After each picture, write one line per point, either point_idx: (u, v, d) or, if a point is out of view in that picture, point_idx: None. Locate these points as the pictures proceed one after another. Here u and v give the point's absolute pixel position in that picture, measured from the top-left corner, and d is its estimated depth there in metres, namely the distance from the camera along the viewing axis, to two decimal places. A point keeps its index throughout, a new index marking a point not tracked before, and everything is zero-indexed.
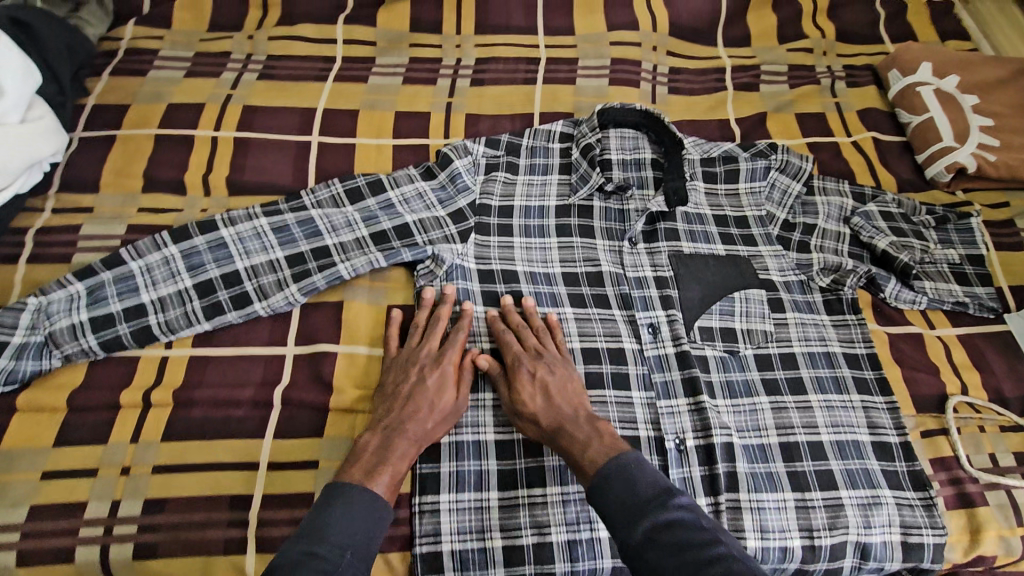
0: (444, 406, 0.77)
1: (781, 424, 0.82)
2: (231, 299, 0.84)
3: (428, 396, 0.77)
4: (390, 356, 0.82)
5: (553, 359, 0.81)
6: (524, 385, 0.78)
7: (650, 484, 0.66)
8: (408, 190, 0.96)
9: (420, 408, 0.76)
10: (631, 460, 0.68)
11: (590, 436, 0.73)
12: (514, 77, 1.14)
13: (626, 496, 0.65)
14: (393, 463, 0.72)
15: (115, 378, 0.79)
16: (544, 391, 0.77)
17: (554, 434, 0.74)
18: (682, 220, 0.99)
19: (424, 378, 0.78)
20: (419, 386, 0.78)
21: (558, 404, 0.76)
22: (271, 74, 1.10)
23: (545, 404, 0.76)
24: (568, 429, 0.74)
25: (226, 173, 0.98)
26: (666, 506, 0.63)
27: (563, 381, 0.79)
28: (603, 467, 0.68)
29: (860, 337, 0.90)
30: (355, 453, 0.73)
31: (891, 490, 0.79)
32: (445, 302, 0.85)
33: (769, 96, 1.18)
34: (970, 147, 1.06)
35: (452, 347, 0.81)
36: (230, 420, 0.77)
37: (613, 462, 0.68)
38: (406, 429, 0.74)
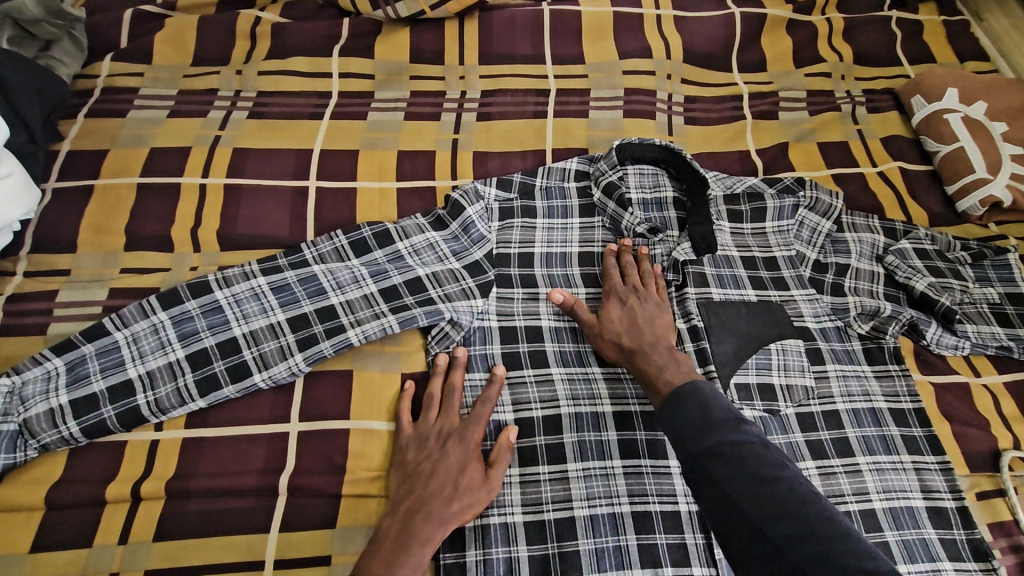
0: (472, 481, 0.70)
1: (831, 491, 0.76)
2: (227, 370, 0.76)
3: (453, 473, 0.70)
4: (403, 432, 0.75)
5: (646, 295, 0.84)
6: (613, 314, 0.81)
7: (726, 415, 0.65)
8: (418, 240, 0.90)
9: (447, 485, 0.69)
10: (707, 390, 0.68)
11: (666, 361, 0.75)
12: (523, 109, 1.07)
13: (695, 409, 0.66)
14: (417, 553, 0.64)
15: (98, 468, 0.71)
16: (630, 319, 0.81)
17: (631, 355, 0.77)
18: (710, 264, 0.93)
19: (447, 453, 0.71)
20: (441, 464, 0.71)
21: (642, 330, 0.79)
22: (263, 112, 1.02)
23: (626, 329, 0.80)
24: (646, 354, 0.76)
25: (217, 225, 0.89)
26: (735, 428, 0.63)
27: (652, 314, 0.81)
28: (682, 386, 0.69)
29: (905, 391, 0.84)
30: (375, 542, 0.66)
31: (952, 562, 0.73)
32: (459, 365, 0.79)
33: (789, 124, 1.13)
34: (1004, 178, 1.01)
35: (478, 413, 0.74)
36: (231, 511, 0.70)
37: (692, 385, 0.69)
38: (430, 513, 0.67)
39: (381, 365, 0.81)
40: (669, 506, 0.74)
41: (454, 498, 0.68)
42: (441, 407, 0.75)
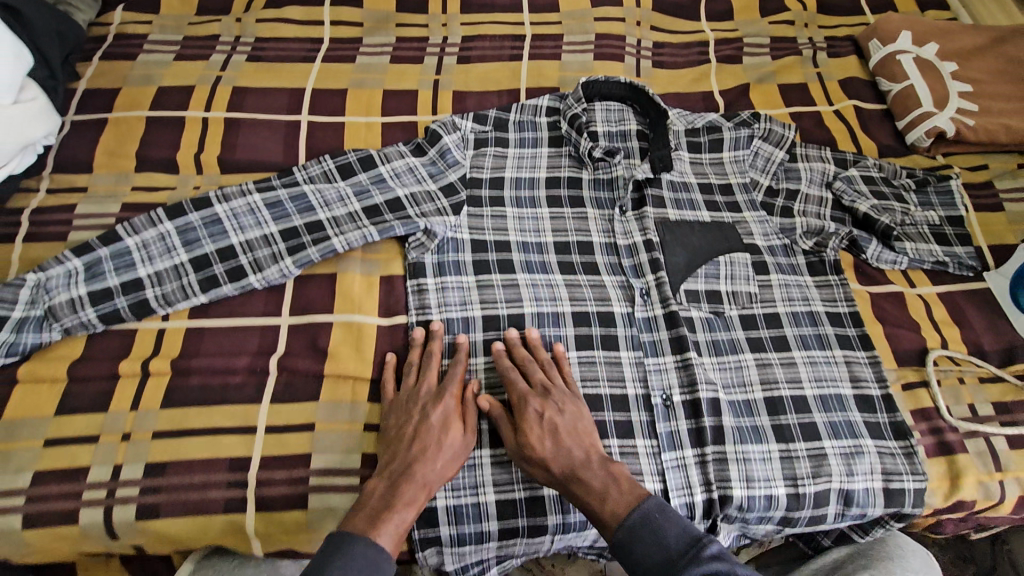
0: (452, 443, 0.73)
1: (765, 379, 0.84)
2: (226, 272, 0.85)
3: (431, 433, 0.73)
4: (389, 401, 0.78)
5: (554, 400, 0.77)
6: (529, 428, 0.74)
7: (676, 540, 0.65)
8: (399, 164, 0.98)
9: (426, 448, 0.72)
10: (646, 513, 0.67)
11: (605, 485, 0.70)
12: (499, 53, 1.15)
13: (647, 547, 0.65)
14: (402, 509, 0.68)
15: (114, 349, 0.81)
16: (553, 434, 0.74)
17: (566, 481, 0.72)
18: (668, 188, 1.00)
19: (426, 417, 0.75)
20: (421, 426, 0.74)
21: (567, 446, 0.73)
22: (260, 56, 1.11)
23: (547, 446, 0.73)
24: (581, 476, 0.71)
25: (218, 152, 0.99)
26: (698, 559, 0.63)
27: (573, 421, 0.76)
28: (631, 518, 0.67)
29: (843, 297, 0.92)
30: (361, 502, 0.70)
31: (873, 440, 0.81)
32: (438, 336, 0.82)
33: (751, 68, 1.20)
34: (949, 112, 1.08)
35: (451, 387, 0.77)
36: (228, 387, 0.79)
37: (636, 511, 0.67)
38: (413, 473, 0.70)
39: (362, 270, 0.90)
40: (618, 391, 0.83)
41: (434, 457, 0.72)
42: (419, 374, 0.79)
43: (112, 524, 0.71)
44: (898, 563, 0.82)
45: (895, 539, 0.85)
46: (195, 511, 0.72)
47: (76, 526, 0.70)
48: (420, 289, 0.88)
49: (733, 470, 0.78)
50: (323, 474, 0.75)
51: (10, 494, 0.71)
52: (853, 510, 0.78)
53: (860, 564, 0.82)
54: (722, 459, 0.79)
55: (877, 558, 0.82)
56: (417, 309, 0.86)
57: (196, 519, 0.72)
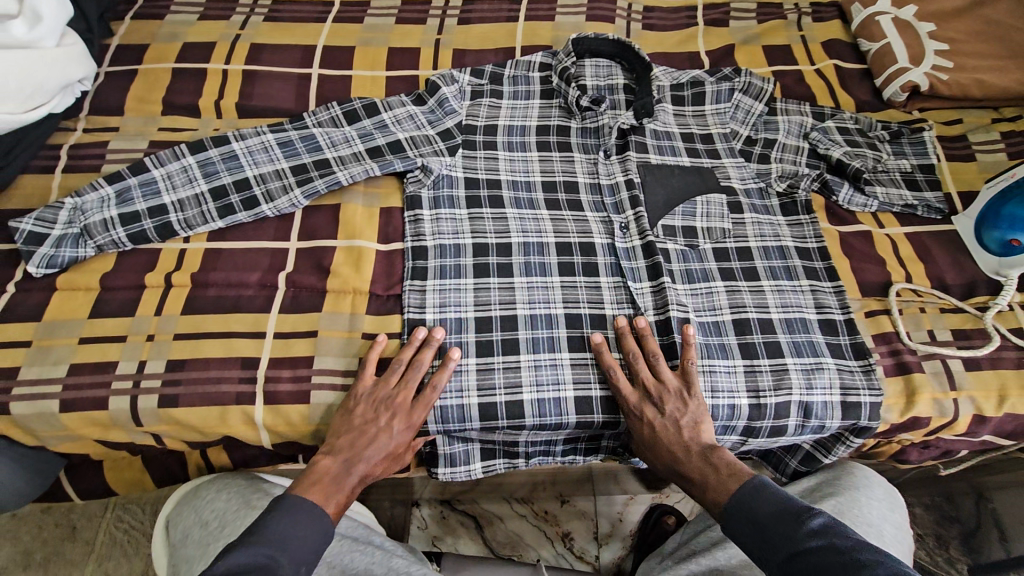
0: (400, 456, 0.81)
1: (734, 304, 0.91)
2: (241, 201, 0.94)
3: (394, 442, 0.79)
4: (362, 385, 0.81)
5: (659, 395, 0.82)
6: (640, 428, 0.82)
7: (781, 513, 0.71)
8: (400, 112, 1.05)
9: (384, 451, 0.78)
10: (751, 491, 0.74)
11: (704, 475, 0.79)
12: (498, 15, 1.23)
13: (754, 520, 0.72)
14: (347, 494, 0.76)
15: (139, 264, 0.90)
16: (655, 432, 0.81)
17: (671, 470, 0.81)
18: (651, 136, 1.07)
19: (391, 425, 0.79)
20: (384, 431, 0.78)
21: (671, 444, 0.81)
22: (276, 16, 1.20)
23: (653, 442, 0.81)
24: (683, 469, 0.80)
25: (236, 99, 1.08)
26: (803, 536, 0.68)
27: (677, 416, 0.81)
28: (736, 497, 0.75)
29: (812, 234, 0.98)
30: (309, 474, 0.77)
31: (834, 358, 0.88)
32: (433, 345, 0.83)
33: (738, 30, 1.26)
34: (924, 67, 1.13)
35: (423, 408, 0.80)
36: (241, 298, 0.88)
37: (742, 488, 0.75)
38: (364, 468, 0.78)
39: (363, 202, 0.98)
40: (597, 311, 0.91)
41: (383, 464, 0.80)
42: (404, 381, 0.81)
43: (138, 410, 0.80)
44: (861, 491, 0.87)
45: (859, 469, 0.91)
46: (210, 401, 0.80)
47: (106, 411, 0.80)
48: (416, 219, 0.95)
49: (700, 381, 0.85)
50: (325, 373, 0.83)
51: (50, 382, 0.80)
52: (812, 421, 0.85)
53: (826, 492, 0.88)
54: None
55: (840, 486, 0.88)
56: (413, 236, 0.94)
57: (211, 409, 0.80)
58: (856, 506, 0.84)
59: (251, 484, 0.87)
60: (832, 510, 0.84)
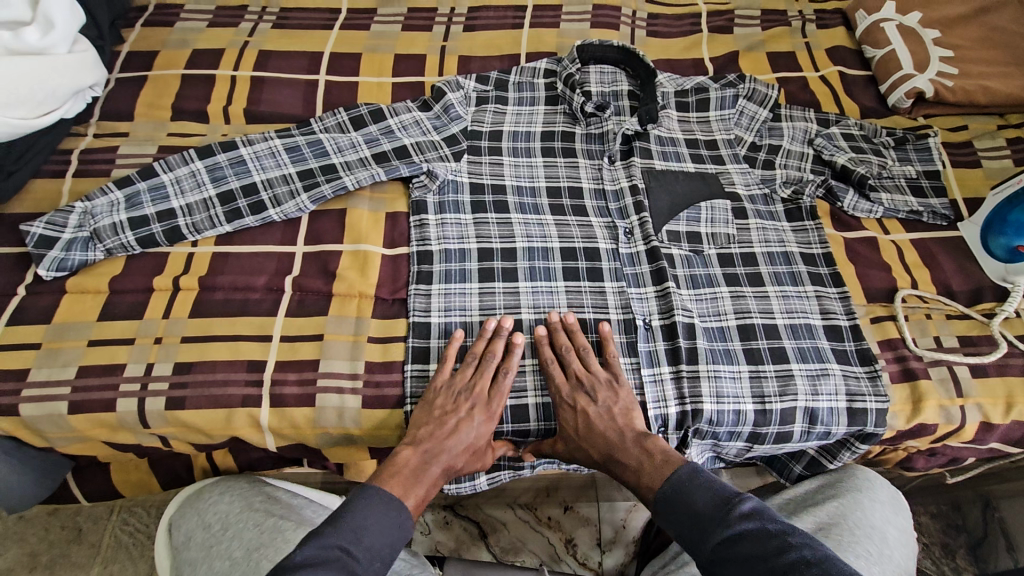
0: (483, 450, 0.80)
1: (739, 309, 0.91)
2: (249, 206, 0.94)
3: (474, 434, 0.79)
4: (438, 378, 0.82)
5: (589, 385, 0.83)
6: (568, 419, 0.81)
7: (712, 499, 0.71)
8: (406, 118, 1.06)
9: (467, 443, 0.78)
10: (681, 477, 0.74)
11: (641, 459, 0.77)
12: (503, 22, 1.24)
13: (684, 506, 0.72)
14: (428, 486, 0.75)
15: (148, 268, 0.91)
16: (587, 421, 0.80)
17: (606, 459, 0.80)
18: (655, 141, 1.07)
19: (472, 416, 0.80)
20: (465, 422, 0.79)
21: (604, 433, 0.80)
22: (284, 24, 1.22)
23: (583, 432, 0.80)
24: (617, 456, 0.79)
25: (244, 105, 1.09)
26: (732, 519, 0.68)
27: (607, 406, 0.81)
28: (666, 483, 0.74)
29: (817, 240, 0.98)
30: (389, 466, 0.76)
31: (839, 364, 0.88)
32: (503, 336, 0.85)
33: (742, 38, 1.27)
34: (929, 74, 1.13)
35: (500, 400, 0.82)
36: (248, 301, 0.88)
37: (671, 475, 0.74)
38: (444, 462, 0.77)
39: (369, 207, 0.98)
40: (601, 316, 0.91)
41: (465, 458, 0.79)
42: (480, 372, 0.82)
43: (145, 413, 0.80)
44: (865, 493, 0.86)
45: (862, 472, 0.90)
46: (217, 404, 0.81)
47: (114, 413, 0.80)
48: (422, 224, 0.96)
49: (704, 387, 0.84)
50: (330, 377, 0.83)
51: (58, 384, 0.81)
52: (818, 427, 0.84)
53: (828, 493, 0.87)
54: (694, 376, 0.85)
55: (843, 488, 0.87)
56: (418, 241, 0.94)
57: (217, 412, 0.80)
58: (858, 508, 0.84)
59: (254, 487, 0.87)
60: (833, 512, 0.83)
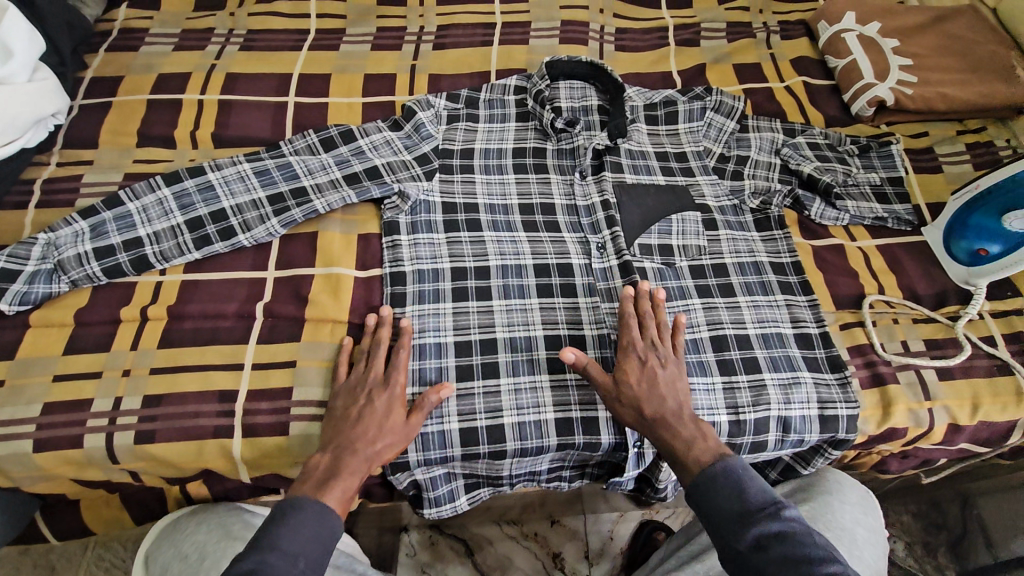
0: (397, 424, 0.77)
1: (711, 321, 0.92)
2: (218, 232, 0.93)
3: (373, 410, 0.77)
4: (339, 383, 0.82)
5: (661, 352, 0.83)
6: (633, 374, 0.80)
7: (752, 500, 0.69)
8: (377, 138, 1.06)
9: (369, 425, 0.76)
10: (729, 471, 0.72)
11: (692, 435, 0.76)
12: (472, 40, 1.25)
13: (724, 497, 0.70)
14: (346, 479, 0.73)
15: (115, 299, 0.89)
16: (652, 381, 0.80)
17: (656, 422, 0.77)
18: (626, 155, 1.09)
19: (375, 400, 0.78)
20: (368, 409, 0.78)
21: (664, 396, 0.79)
22: (252, 46, 1.21)
23: (643, 391, 0.79)
24: (672, 424, 0.77)
25: (212, 129, 1.08)
26: (775, 517, 0.67)
27: (673, 375, 0.81)
28: (712, 471, 0.72)
29: (785, 249, 1.00)
30: (304, 475, 0.75)
31: (810, 372, 0.89)
32: (387, 323, 0.85)
33: (708, 50, 1.29)
34: (889, 82, 1.16)
35: (394, 375, 0.80)
36: (219, 329, 0.87)
37: (720, 465, 0.73)
38: (358, 447, 0.75)
39: (341, 229, 0.98)
40: (576, 332, 0.91)
41: (375, 436, 0.76)
42: (367, 362, 0.82)
43: (112, 449, 0.78)
44: (834, 495, 0.87)
45: (834, 474, 0.91)
46: (187, 437, 0.79)
47: (80, 450, 0.78)
48: (394, 244, 0.96)
49: None
50: (305, 404, 0.82)
51: (22, 422, 0.79)
52: (791, 436, 0.86)
53: (800, 498, 0.88)
54: None
55: (814, 492, 0.88)
56: (391, 262, 0.94)
57: (187, 444, 0.79)
58: (828, 511, 0.84)
59: (230, 515, 0.86)
60: (805, 516, 0.84)
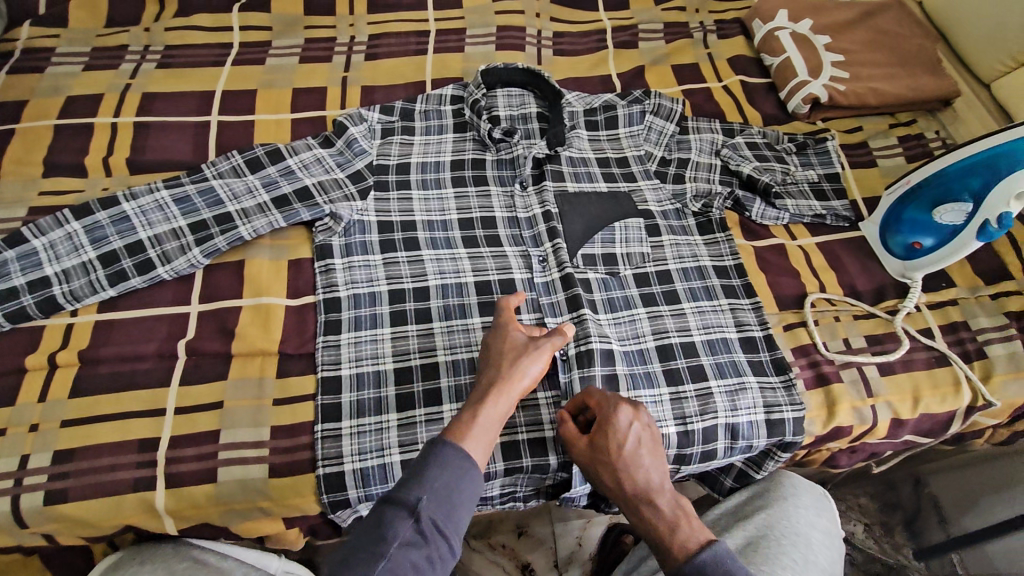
0: (527, 355, 0.75)
1: (657, 330, 0.91)
2: (135, 266, 0.87)
3: (501, 343, 0.76)
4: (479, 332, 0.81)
5: (644, 413, 0.76)
6: (614, 440, 0.73)
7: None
8: (307, 156, 1.01)
9: (510, 361, 0.74)
10: (711, 566, 0.66)
11: (674, 514, 0.71)
12: (406, 49, 1.21)
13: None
14: (490, 416, 0.71)
15: (20, 346, 0.82)
16: (636, 448, 0.73)
17: (636, 497, 0.73)
18: (566, 163, 1.06)
19: (510, 338, 0.77)
20: (506, 346, 0.76)
21: (645, 467, 0.73)
22: (170, 62, 1.15)
23: (624, 460, 0.73)
24: (653, 500, 0.72)
25: (127, 153, 1.02)
26: None
27: (654, 440, 0.75)
28: (692, 563, 0.67)
29: (728, 252, 0.99)
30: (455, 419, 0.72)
31: (756, 376, 0.89)
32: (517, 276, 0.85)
33: (646, 52, 1.28)
34: (823, 79, 1.17)
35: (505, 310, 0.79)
36: (136, 372, 0.81)
37: (702, 555, 0.67)
38: (501, 382, 0.73)
39: (269, 255, 0.93)
40: None
41: (507, 365, 0.74)
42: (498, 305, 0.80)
43: (19, 512, 0.72)
44: (789, 501, 0.88)
45: (789, 478, 0.91)
46: (104, 492, 0.74)
47: None
48: (328, 269, 0.91)
49: None
50: (234, 447, 0.77)
51: None
52: (740, 442, 0.85)
53: (757, 505, 0.88)
54: None
55: (771, 498, 0.88)
56: (324, 288, 0.90)
57: (104, 500, 0.73)
58: (784, 517, 0.85)
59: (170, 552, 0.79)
60: (761, 524, 0.84)
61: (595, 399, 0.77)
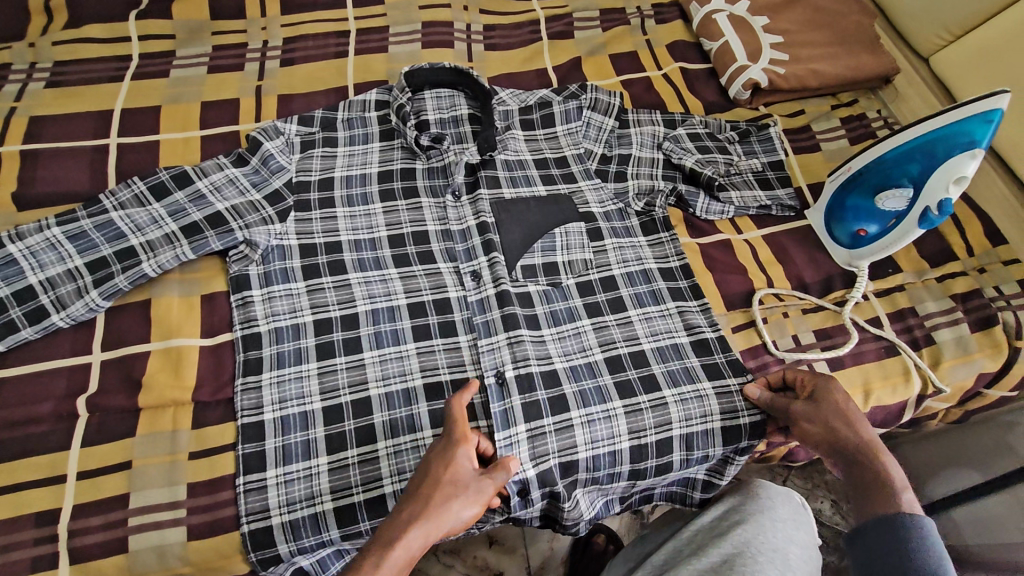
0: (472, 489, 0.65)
1: (603, 341, 0.88)
2: (25, 315, 0.78)
3: (441, 472, 0.65)
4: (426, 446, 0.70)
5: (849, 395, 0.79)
6: (841, 401, 0.74)
7: (929, 562, 0.61)
8: (218, 177, 0.90)
9: (440, 498, 0.63)
10: (924, 530, 0.63)
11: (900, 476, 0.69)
12: (325, 51, 1.13)
13: (887, 547, 0.63)
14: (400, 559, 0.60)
15: None
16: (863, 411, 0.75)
17: (857, 453, 0.71)
18: (502, 167, 1.00)
19: (455, 461, 0.66)
20: (448, 474, 0.65)
21: (861, 425, 0.73)
22: (60, 81, 1.04)
23: (851, 415, 0.73)
24: (881, 457, 0.70)
25: (13, 187, 0.92)
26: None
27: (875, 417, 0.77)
28: (894, 520, 0.64)
29: (673, 252, 0.96)
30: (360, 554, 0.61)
31: (710, 381, 0.85)
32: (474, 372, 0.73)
33: (582, 41, 1.22)
34: (762, 63, 1.13)
35: (461, 427, 0.68)
36: (31, 437, 0.74)
37: (904, 516, 0.64)
38: (423, 522, 0.62)
39: (179, 291, 0.85)
40: (459, 376, 0.84)
41: (436, 505, 0.63)
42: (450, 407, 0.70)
43: None
44: (765, 513, 0.79)
45: (764, 490, 0.83)
46: None
47: None
48: (245, 301, 0.84)
49: (578, 434, 0.80)
50: (146, 511, 0.71)
51: None
52: (695, 453, 0.82)
53: (734, 519, 0.80)
54: (565, 426, 0.81)
55: (747, 511, 0.80)
56: (242, 323, 0.83)
57: None
58: (761, 532, 0.76)
59: None
60: (737, 541, 0.76)
61: (828, 376, 0.78)
